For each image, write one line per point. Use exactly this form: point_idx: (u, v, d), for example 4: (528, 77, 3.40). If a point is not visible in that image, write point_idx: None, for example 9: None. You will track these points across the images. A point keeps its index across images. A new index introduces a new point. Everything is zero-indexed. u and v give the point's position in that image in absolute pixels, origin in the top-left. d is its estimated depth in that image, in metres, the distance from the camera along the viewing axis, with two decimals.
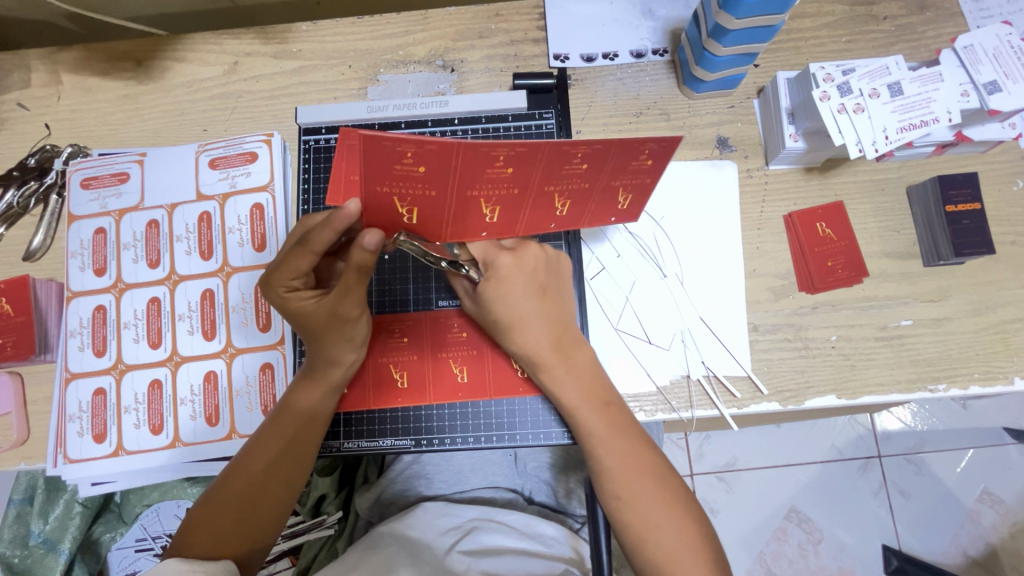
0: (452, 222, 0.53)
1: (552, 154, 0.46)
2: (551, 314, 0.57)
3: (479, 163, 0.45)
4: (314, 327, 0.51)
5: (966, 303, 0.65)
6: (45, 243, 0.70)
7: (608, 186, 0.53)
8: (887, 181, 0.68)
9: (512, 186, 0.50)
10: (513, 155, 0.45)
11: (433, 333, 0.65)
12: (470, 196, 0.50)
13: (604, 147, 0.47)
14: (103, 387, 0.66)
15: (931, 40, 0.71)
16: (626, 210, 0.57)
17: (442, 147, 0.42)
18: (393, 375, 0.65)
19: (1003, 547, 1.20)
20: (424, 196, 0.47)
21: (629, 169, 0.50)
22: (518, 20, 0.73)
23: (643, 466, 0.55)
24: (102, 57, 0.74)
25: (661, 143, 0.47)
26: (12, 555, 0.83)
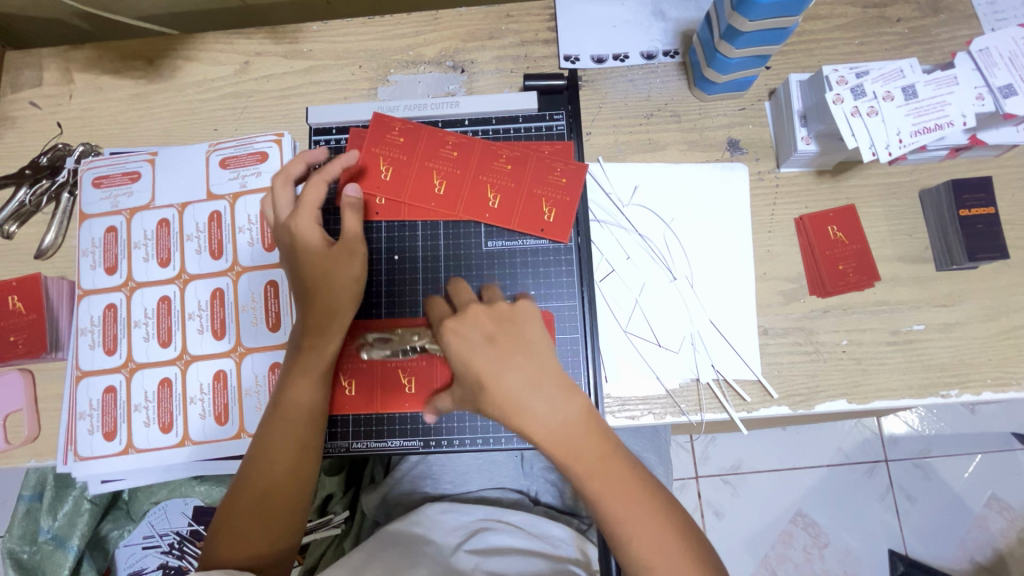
0: (410, 193, 0.67)
1: (481, 153, 0.67)
2: (525, 360, 0.47)
3: (434, 148, 0.67)
4: (311, 272, 0.58)
5: (979, 308, 0.65)
6: (57, 241, 0.70)
7: (531, 194, 0.67)
8: (900, 184, 0.68)
9: (455, 167, 0.67)
10: (458, 144, 0.68)
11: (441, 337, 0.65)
12: (426, 168, 0.67)
13: (526, 156, 0.67)
14: (114, 385, 0.66)
15: (944, 43, 0.70)
16: (554, 225, 0.66)
17: (415, 132, 0.68)
18: (402, 379, 0.65)
19: (1011, 553, 1.19)
20: (399, 177, 0.67)
21: (548, 181, 0.67)
22: (528, 21, 0.73)
23: (669, 538, 0.46)
24: (114, 56, 0.74)
25: (569, 165, 0.67)
26: (21, 550, 0.83)
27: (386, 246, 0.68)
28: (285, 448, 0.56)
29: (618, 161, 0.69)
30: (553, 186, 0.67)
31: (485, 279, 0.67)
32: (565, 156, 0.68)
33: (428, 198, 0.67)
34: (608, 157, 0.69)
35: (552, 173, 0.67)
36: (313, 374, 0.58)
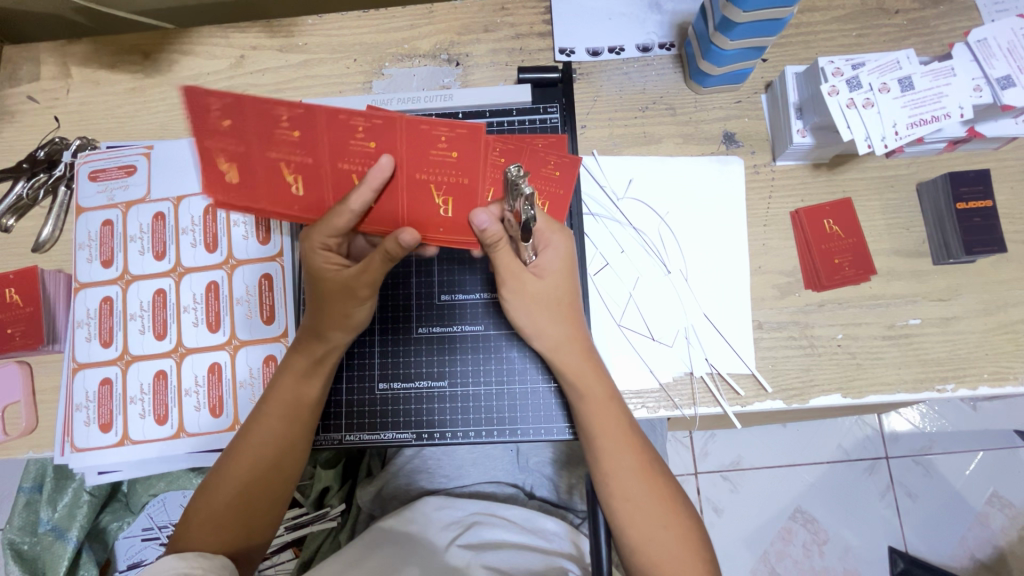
0: (262, 186, 0.52)
1: (334, 123, 0.46)
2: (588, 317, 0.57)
3: (217, 134, 0.48)
4: (325, 292, 0.54)
5: (976, 302, 0.64)
6: (54, 235, 0.71)
7: (412, 181, 0.50)
8: (897, 177, 0.67)
9: (237, 142, 0.48)
10: (228, 105, 0.45)
11: (343, 135, 0.47)
12: (204, 148, 0.49)
13: (390, 124, 0.46)
14: (109, 377, 0.67)
15: (944, 35, 0.69)
16: (452, 220, 0.54)
17: (233, 106, 0.45)
18: (436, 200, 0.52)
19: (1011, 550, 1.18)
20: (231, 155, 0.50)
21: (433, 158, 0.48)
22: (523, 14, 0.73)
23: (652, 506, 0.54)
24: (111, 51, 0.74)
25: (457, 131, 0.46)
26: (22, 542, 0.84)
27: None
28: (267, 450, 0.56)
29: (612, 154, 0.69)
30: (441, 164, 0.49)
31: (477, 271, 0.67)
32: (469, 146, 0.47)
33: (284, 198, 0.53)
34: (603, 151, 0.69)
35: (437, 145, 0.47)
36: (306, 370, 0.57)
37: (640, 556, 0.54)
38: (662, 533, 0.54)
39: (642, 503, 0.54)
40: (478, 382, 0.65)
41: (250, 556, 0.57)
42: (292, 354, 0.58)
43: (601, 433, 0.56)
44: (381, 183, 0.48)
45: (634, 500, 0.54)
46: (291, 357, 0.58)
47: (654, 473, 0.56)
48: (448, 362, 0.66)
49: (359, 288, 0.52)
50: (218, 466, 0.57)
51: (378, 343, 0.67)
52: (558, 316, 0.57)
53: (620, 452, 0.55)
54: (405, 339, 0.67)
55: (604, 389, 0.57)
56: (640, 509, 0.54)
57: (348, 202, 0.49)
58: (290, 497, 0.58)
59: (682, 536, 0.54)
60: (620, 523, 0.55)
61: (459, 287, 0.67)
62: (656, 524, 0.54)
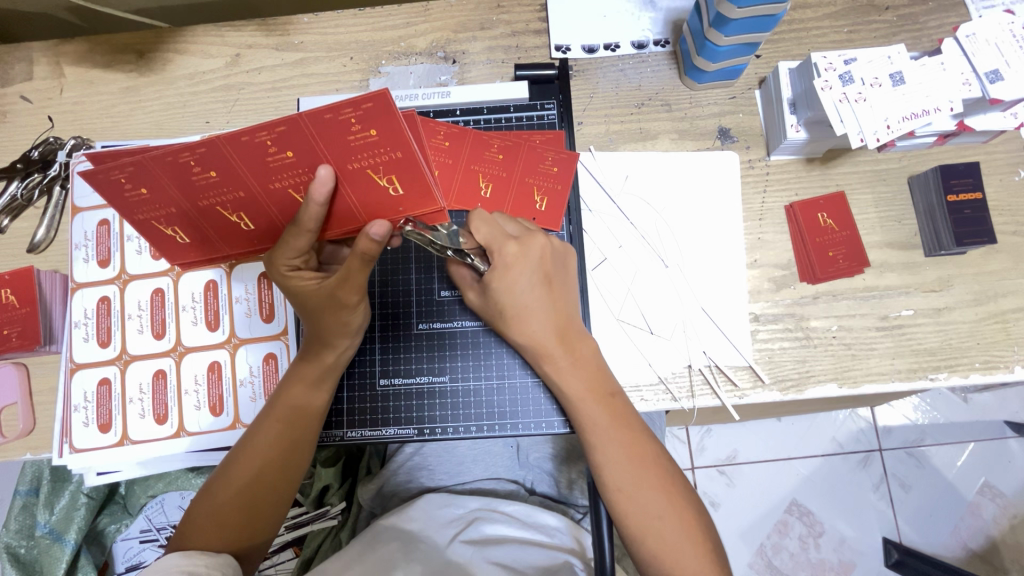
0: (211, 225, 0.53)
1: (238, 146, 0.42)
2: (557, 304, 0.58)
3: (141, 205, 0.48)
4: (313, 306, 0.53)
5: (967, 292, 0.65)
6: (49, 236, 0.70)
7: (349, 172, 0.46)
8: (889, 171, 0.68)
9: (165, 203, 0.48)
10: (130, 174, 0.44)
11: (255, 155, 0.43)
12: (142, 220, 0.51)
13: (295, 128, 0.41)
14: (108, 377, 0.66)
15: (932, 30, 0.71)
16: (409, 197, 0.50)
17: (137, 173, 0.44)
18: (380, 181, 0.47)
19: (1003, 539, 1.20)
20: (169, 217, 0.51)
21: (353, 143, 0.43)
22: (519, 11, 0.73)
23: (646, 494, 0.55)
24: (105, 50, 0.74)
25: (364, 108, 0.39)
26: (18, 546, 0.83)
27: None
28: (271, 454, 0.56)
29: (609, 150, 0.70)
30: (366, 149, 0.44)
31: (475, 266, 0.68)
32: (383, 120, 0.41)
33: (239, 231, 0.54)
34: (599, 147, 0.70)
35: (351, 130, 0.41)
36: (310, 379, 0.58)
37: (641, 545, 0.54)
38: (658, 524, 0.54)
39: (638, 491, 0.55)
40: (479, 378, 0.66)
41: (251, 557, 0.57)
42: (298, 363, 0.58)
43: (594, 427, 0.57)
44: (327, 194, 0.45)
45: (629, 488, 0.55)
46: (299, 364, 0.58)
47: (650, 464, 0.56)
48: (448, 359, 0.66)
49: (344, 296, 0.52)
50: (223, 467, 0.57)
51: (378, 340, 0.67)
52: (547, 307, 0.57)
53: (612, 439, 0.56)
54: (405, 336, 0.67)
55: (594, 376, 0.58)
56: (635, 498, 0.55)
57: (302, 224, 0.47)
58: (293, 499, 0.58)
59: (685, 524, 0.54)
60: (617, 513, 0.56)
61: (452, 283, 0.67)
62: (651, 515, 0.54)
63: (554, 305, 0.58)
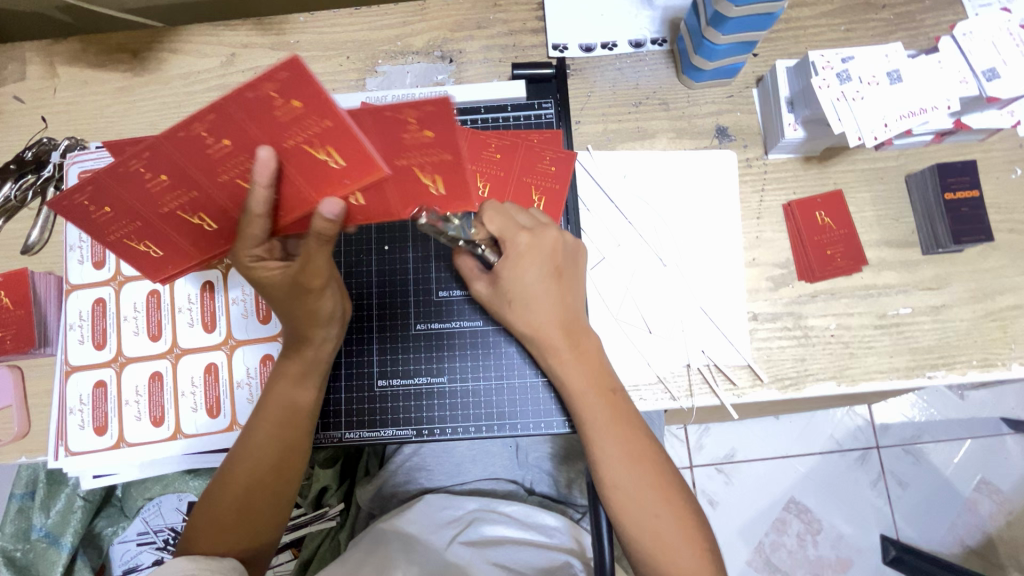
0: (180, 235, 0.53)
1: (244, 105, 0.39)
2: (564, 300, 0.58)
3: (110, 222, 0.48)
4: (282, 296, 0.53)
5: (965, 290, 0.65)
6: (43, 237, 0.69)
7: (287, 151, 0.43)
8: (886, 169, 0.68)
9: (131, 217, 0.49)
10: (89, 194, 0.44)
11: (264, 112, 0.40)
12: (115, 239, 0.52)
13: (221, 115, 0.39)
14: (103, 380, 0.66)
15: (929, 28, 0.71)
16: (449, 195, 0.51)
17: (96, 192, 0.45)
18: (321, 158, 0.44)
19: (1000, 535, 1.21)
20: (137, 229, 0.51)
21: (283, 118, 0.40)
22: (516, 10, 0.73)
23: (644, 491, 0.55)
24: (99, 50, 0.73)
25: (278, 78, 0.37)
26: (15, 549, 0.83)
27: (378, 235, 0.68)
28: (271, 453, 0.56)
29: (606, 149, 0.69)
30: (418, 146, 0.43)
31: None
32: (443, 121, 0.40)
33: (208, 234, 0.53)
34: (597, 146, 0.70)
35: (407, 128, 0.41)
36: (294, 376, 0.58)
37: (638, 544, 0.54)
38: (656, 522, 0.54)
39: (637, 488, 0.55)
40: (478, 379, 0.66)
41: (257, 559, 0.57)
42: (281, 359, 0.59)
43: (593, 422, 0.57)
44: (271, 174, 0.44)
45: (627, 486, 0.55)
46: (283, 361, 0.58)
47: (649, 463, 0.56)
48: (447, 358, 0.66)
49: (307, 280, 0.51)
50: (224, 465, 0.57)
51: (376, 341, 0.66)
52: (549, 302, 0.58)
53: (610, 436, 0.56)
54: (403, 336, 0.66)
55: (597, 371, 0.58)
56: (633, 496, 0.55)
57: (250, 209, 0.46)
58: (292, 500, 0.58)
59: (682, 522, 0.54)
60: (614, 510, 0.56)
61: (450, 283, 0.67)
62: (648, 513, 0.54)
63: (557, 300, 0.58)
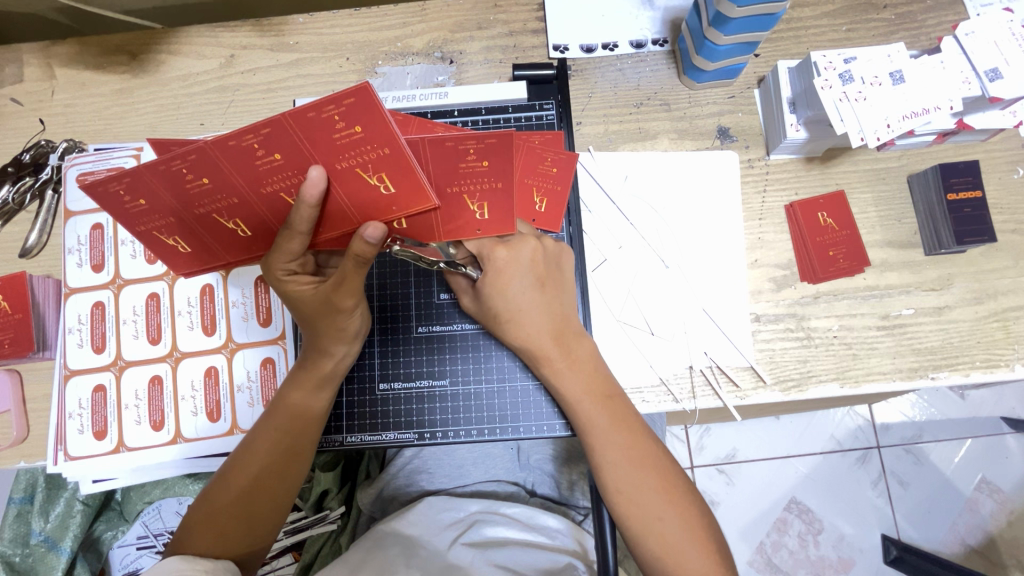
0: (209, 238, 0.52)
1: (304, 124, 0.39)
2: (549, 307, 0.59)
3: (137, 217, 0.47)
4: (308, 312, 0.53)
5: (968, 291, 0.65)
6: (41, 240, 0.69)
7: (338, 172, 0.44)
8: (888, 169, 0.68)
9: (162, 215, 0.48)
10: (124, 185, 0.43)
11: (321, 132, 0.40)
12: (142, 232, 0.50)
13: (277, 130, 0.40)
14: (103, 384, 0.66)
15: (931, 28, 0.70)
16: (491, 221, 0.55)
17: (134, 184, 0.43)
18: (370, 180, 0.46)
19: (1001, 535, 1.21)
20: (167, 226, 0.49)
21: (340, 141, 0.41)
22: (516, 11, 0.72)
23: (646, 493, 0.55)
24: (97, 52, 0.73)
25: (345, 104, 0.38)
26: (13, 554, 0.82)
27: None
28: (268, 461, 0.55)
29: (608, 150, 0.69)
30: (472, 175, 0.48)
31: None
32: (499, 152, 0.46)
33: (237, 241, 0.53)
34: (598, 147, 0.69)
35: (466, 159, 0.46)
36: (305, 389, 0.57)
37: (642, 545, 0.54)
38: (659, 525, 0.54)
39: (640, 490, 0.55)
40: (480, 381, 0.65)
41: (248, 562, 0.57)
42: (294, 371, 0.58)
43: (592, 426, 0.56)
44: (319, 196, 0.44)
45: (629, 488, 0.55)
46: (295, 373, 0.57)
47: (651, 465, 0.56)
48: (448, 362, 0.66)
49: (338, 300, 0.51)
50: (220, 474, 0.56)
51: (377, 346, 0.66)
52: (541, 311, 0.58)
53: (610, 439, 0.56)
54: (404, 339, 0.66)
55: (594, 377, 0.58)
56: (636, 499, 0.55)
57: (293, 226, 0.46)
58: (290, 505, 0.58)
59: (687, 525, 0.54)
60: (618, 512, 0.55)
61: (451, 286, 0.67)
62: (652, 516, 0.54)
63: (548, 307, 0.58)
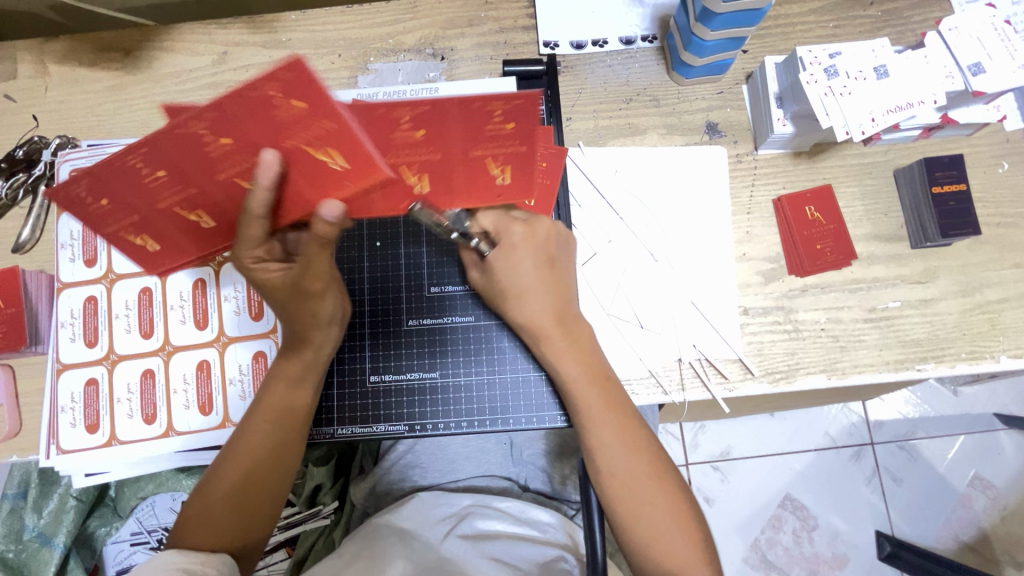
0: (178, 229, 0.53)
1: (242, 104, 0.38)
2: (557, 288, 0.59)
3: (103, 216, 0.49)
4: (281, 299, 0.53)
5: (953, 284, 0.66)
6: (34, 237, 0.69)
7: (290, 151, 0.43)
8: (875, 164, 0.69)
9: (127, 210, 0.49)
10: (86, 185, 0.44)
11: (262, 110, 0.38)
12: (111, 228, 0.52)
13: (220, 114, 0.38)
14: (95, 377, 0.66)
15: (917, 25, 0.71)
16: (508, 187, 0.56)
17: (93, 184, 0.44)
18: (324, 159, 0.44)
19: (993, 530, 1.22)
20: (134, 221, 0.51)
21: (282, 119, 0.39)
22: (507, 8, 0.73)
23: (637, 479, 0.55)
24: (90, 49, 0.73)
25: (280, 79, 0.35)
26: (6, 550, 0.82)
27: (370, 234, 0.69)
28: (265, 448, 0.56)
29: (597, 146, 0.70)
30: (422, 143, 0.45)
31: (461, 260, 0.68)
32: (526, 114, 0.44)
33: (206, 232, 0.54)
34: (588, 143, 0.70)
35: (410, 126, 0.42)
36: (293, 377, 0.58)
37: (633, 533, 0.54)
38: (650, 510, 0.54)
39: (633, 476, 0.55)
40: (471, 373, 0.66)
41: (246, 555, 0.56)
42: (281, 359, 0.58)
43: (588, 411, 0.57)
44: (274, 178, 0.44)
45: (622, 473, 0.55)
46: (280, 362, 0.58)
47: (644, 451, 0.56)
48: (440, 355, 0.66)
49: (307, 283, 0.52)
50: (218, 461, 0.56)
51: (369, 338, 0.66)
52: (544, 290, 0.59)
53: (605, 425, 0.56)
54: (396, 333, 0.67)
55: (592, 362, 0.58)
56: (628, 485, 0.55)
57: (252, 211, 0.46)
58: (286, 493, 0.58)
59: (677, 511, 0.54)
60: (610, 499, 0.56)
61: (442, 280, 0.67)
62: (644, 502, 0.55)
63: (552, 288, 0.59)
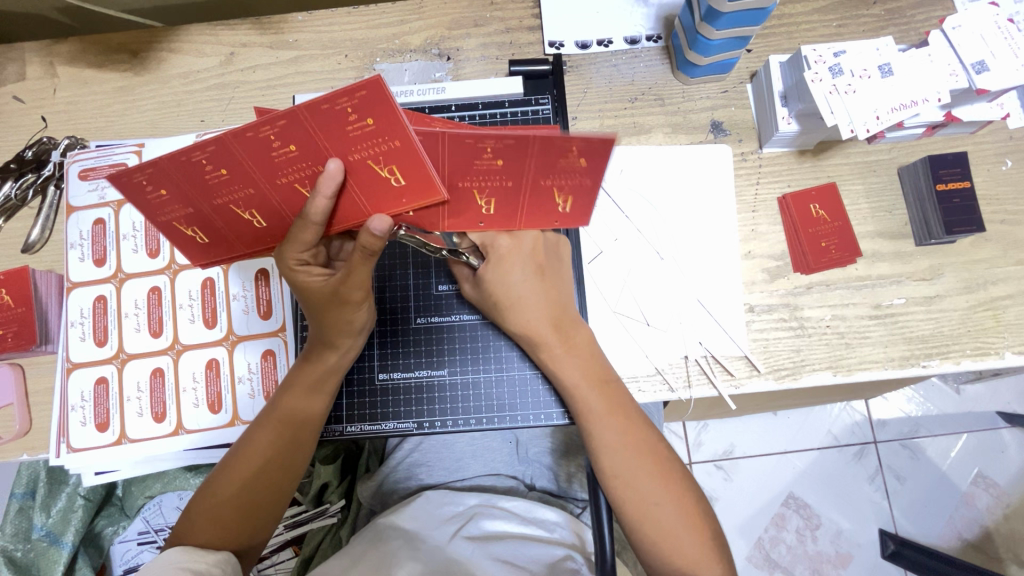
0: (228, 228, 0.53)
1: (317, 116, 0.41)
2: (549, 294, 0.60)
3: (155, 210, 0.49)
4: (316, 303, 0.53)
5: (957, 281, 0.66)
6: (43, 236, 0.70)
7: (356, 168, 0.46)
8: (879, 162, 0.69)
9: (184, 204, 0.48)
10: (149, 176, 0.44)
11: (335, 126, 0.42)
12: (164, 223, 0.51)
13: (294, 121, 0.41)
14: (105, 376, 0.66)
15: (920, 24, 0.72)
16: (570, 214, 0.57)
17: (156, 174, 0.44)
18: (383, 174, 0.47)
19: (997, 528, 1.22)
20: (187, 217, 0.50)
21: (353, 134, 0.43)
22: (512, 8, 0.74)
23: (641, 480, 0.55)
24: (98, 50, 0.74)
25: (358, 96, 0.39)
26: (15, 549, 0.83)
27: None
28: (271, 452, 0.56)
29: None
30: (486, 173, 0.48)
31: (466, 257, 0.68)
32: (600, 155, 0.46)
33: (255, 232, 0.54)
34: None
35: (484, 157, 0.45)
36: (308, 384, 0.58)
37: (639, 532, 0.55)
38: (657, 510, 0.55)
39: (637, 476, 0.56)
40: (478, 371, 0.66)
41: (253, 554, 0.57)
42: (298, 366, 0.59)
43: (590, 413, 0.57)
44: (335, 188, 0.46)
45: (627, 473, 0.56)
46: (293, 369, 0.59)
47: (648, 452, 0.56)
48: (446, 353, 0.67)
49: (347, 292, 0.52)
50: (222, 465, 0.57)
51: (377, 338, 0.67)
52: (536, 294, 0.59)
53: (608, 427, 0.57)
54: (403, 331, 0.67)
55: (593, 365, 0.58)
56: (633, 485, 0.55)
57: (306, 217, 0.47)
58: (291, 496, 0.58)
59: (684, 509, 0.55)
60: (616, 499, 0.56)
61: (450, 277, 0.68)
62: (649, 502, 0.55)
63: (542, 291, 0.59)
